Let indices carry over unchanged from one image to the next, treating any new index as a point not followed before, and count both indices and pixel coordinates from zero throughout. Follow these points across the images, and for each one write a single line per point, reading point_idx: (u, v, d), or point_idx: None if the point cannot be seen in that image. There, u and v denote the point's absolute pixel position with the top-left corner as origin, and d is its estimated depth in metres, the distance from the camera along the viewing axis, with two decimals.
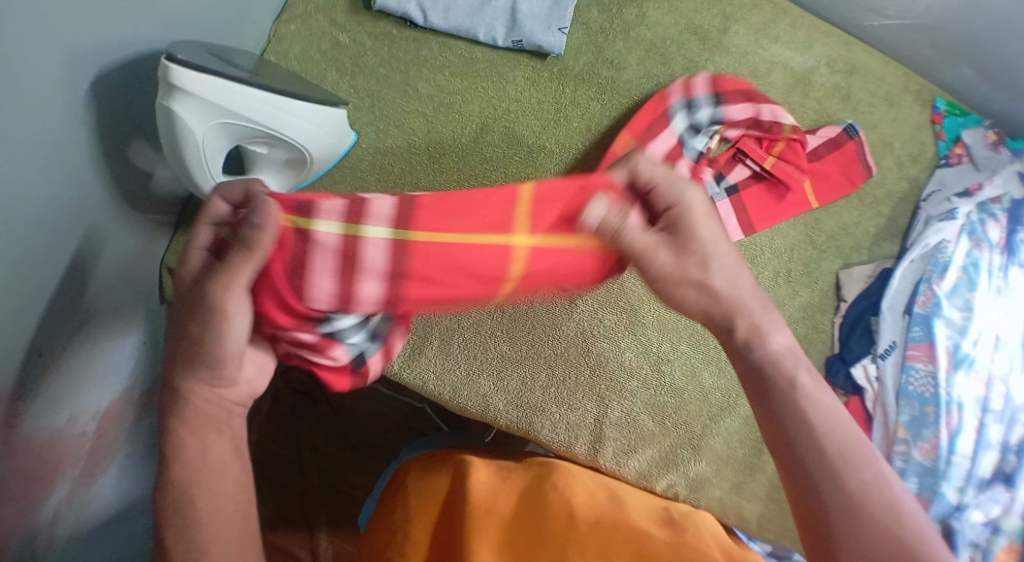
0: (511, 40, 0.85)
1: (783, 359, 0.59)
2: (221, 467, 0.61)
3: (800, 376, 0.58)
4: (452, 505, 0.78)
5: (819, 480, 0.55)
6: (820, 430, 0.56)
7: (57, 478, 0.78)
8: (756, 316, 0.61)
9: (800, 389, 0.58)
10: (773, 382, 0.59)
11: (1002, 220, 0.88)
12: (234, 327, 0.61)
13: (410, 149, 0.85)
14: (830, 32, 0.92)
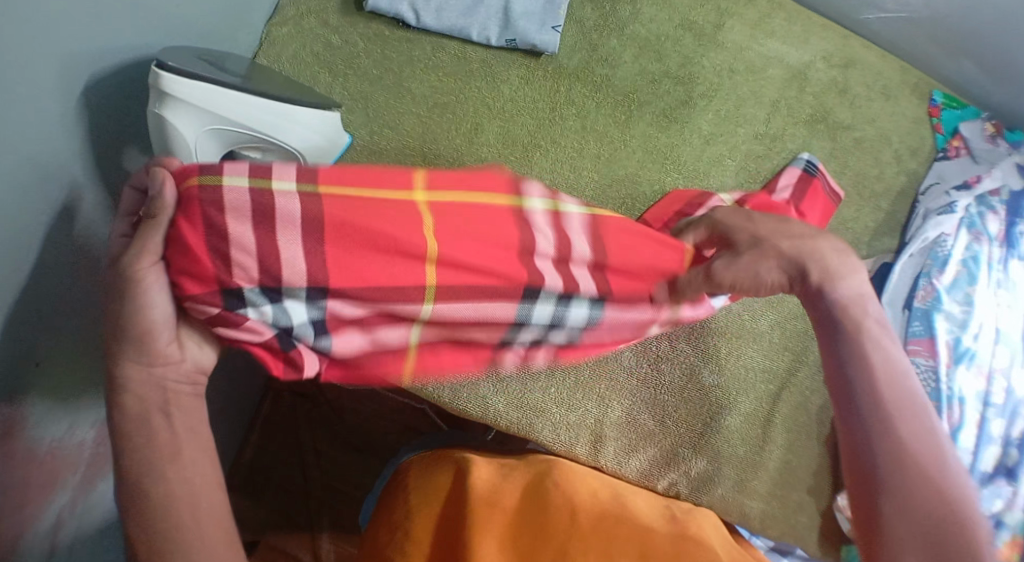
0: (504, 39, 0.85)
1: (853, 307, 0.63)
2: (175, 451, 0.58)
3: (871, 322, 0.62)
4: (454, 504, 0.77)
5: (877, 423, 0.58)
6: (883, 379, 0.59)
7: (55, 486, 0.78)
8: (827, 265, 0.65)
9: (869, 338, 0.61)
10: (841, 323, 0.62)
11: (1001, 212, 0.89)
12: (152, 297, 0.59)
13: (405, 150, 0.84)
14: (826, 26, 0.91)
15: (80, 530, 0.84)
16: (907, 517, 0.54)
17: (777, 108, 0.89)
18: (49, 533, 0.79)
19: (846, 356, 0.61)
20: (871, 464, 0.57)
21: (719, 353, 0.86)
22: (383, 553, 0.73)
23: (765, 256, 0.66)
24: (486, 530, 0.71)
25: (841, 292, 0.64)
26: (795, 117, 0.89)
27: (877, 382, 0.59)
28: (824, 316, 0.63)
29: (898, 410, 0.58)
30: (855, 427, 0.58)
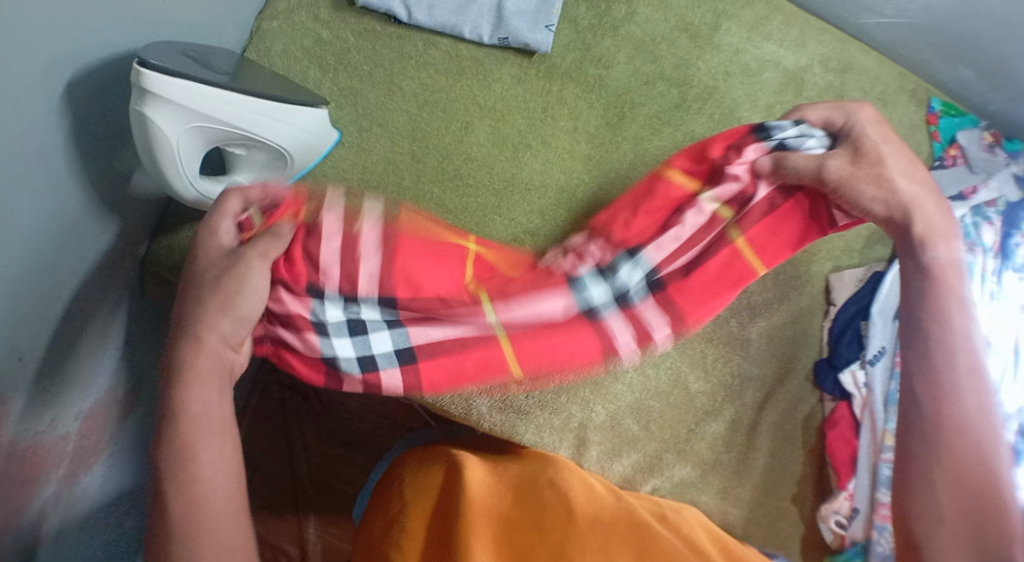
0: (497, 38, 0.84)
1: (946, 269, 0.71)
2: (215, 430, 0.64)
3: (957, 286, 0.71)
4: (447, 500, 0.77)
5: (949, 408, 0.67)
6: (956, 352, 0.68)
7: (41, 480, 0.78)
8: (934, 230, 0.71)
9: (953, 299, 0.70)
10: (937, 283, 0.70)
11: (996, 223, 0.89)
12: (249, 296, 0.68)
13: (393, 148, 0.83)
14: (824, 30, 0.90)
15: (65, 521, 0.84)
16: (951, 489, 0.65)
17: (772, 112, 0.88)
18: (33, 524, 0.79)
19: (937, 311, 0.69)
20: (936, 428, 0.67)
21: (706, 359, 0.85)
22: (381, 548, 0.74)
23: (876, 180, 0.72)
24: (479, 528, 0.72)
25: (940, 255, 0.71)
26: None
27: (947, 346, 0.69)
28: (916, 271, 0.71)
29: (961, 394, 0.67)
30: (914, 404, 0.69)
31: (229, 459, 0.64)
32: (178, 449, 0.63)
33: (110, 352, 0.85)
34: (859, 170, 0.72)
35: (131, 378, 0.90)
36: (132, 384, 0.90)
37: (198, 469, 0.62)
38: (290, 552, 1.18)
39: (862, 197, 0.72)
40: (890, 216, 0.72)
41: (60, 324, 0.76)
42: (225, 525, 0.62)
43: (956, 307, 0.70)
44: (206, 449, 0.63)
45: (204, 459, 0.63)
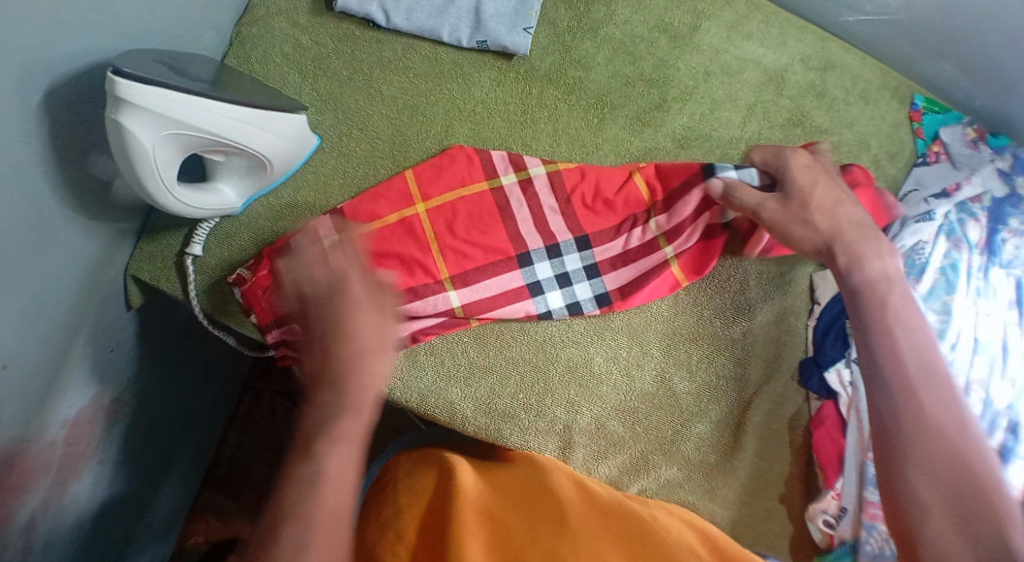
0: (475, 41, 0.84)
1: (878, 284, 0.71)
2: (341, 475, 0.64)
3: (894, 297, 0.70)
4: (440, 501, 0.74)
5: (901, 405, 0.65)
6: (907, 349, 0.67)
7: (28, 487, 0.77)
8: (857, 246, 0.73)
9: (892, 319, 0.69)
10: (867, 301, 0.70)
11: (982, 219, 0.89)
12: (375, 366, 0.70)
13: (374, 152, 0.83)
14: (804, 28, 0.90)
15: (54, 530, 0.83)
16: (929, 478, 0.61)
17: (752, 111, 0.88)
18: (21, 533, 0.77)
19: (888, 319, 0.69)
20: (897, 425, 0.64)
21: (690, 360, 0.85)
22: (371, 548, 0.70)
23: (805, 224, 0.75)
24: (472, 526, 0.69)
25: (870, 272, 0.72)
26: (768, 121, 0.88)
27: (906, 347, 0.67)
28: (857, 284, 0.72)
29: (921, 385, 0.65)
30: (882, 406, 0.66)
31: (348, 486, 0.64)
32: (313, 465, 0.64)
33: (94, 359, 0.84)
34: (793, 213, 0.75)
35: (118, 385, 0.89)
36: (119, 392, 0.89)
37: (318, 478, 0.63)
38: None
39: (789, 234, 0.75)
40: (820, 250, 0.74)
41: (41, 331, 0.75)
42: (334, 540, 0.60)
43: (900, 330, 0.68)
44: (329, 465, 0.64)
45: (332, 476, 0.63)
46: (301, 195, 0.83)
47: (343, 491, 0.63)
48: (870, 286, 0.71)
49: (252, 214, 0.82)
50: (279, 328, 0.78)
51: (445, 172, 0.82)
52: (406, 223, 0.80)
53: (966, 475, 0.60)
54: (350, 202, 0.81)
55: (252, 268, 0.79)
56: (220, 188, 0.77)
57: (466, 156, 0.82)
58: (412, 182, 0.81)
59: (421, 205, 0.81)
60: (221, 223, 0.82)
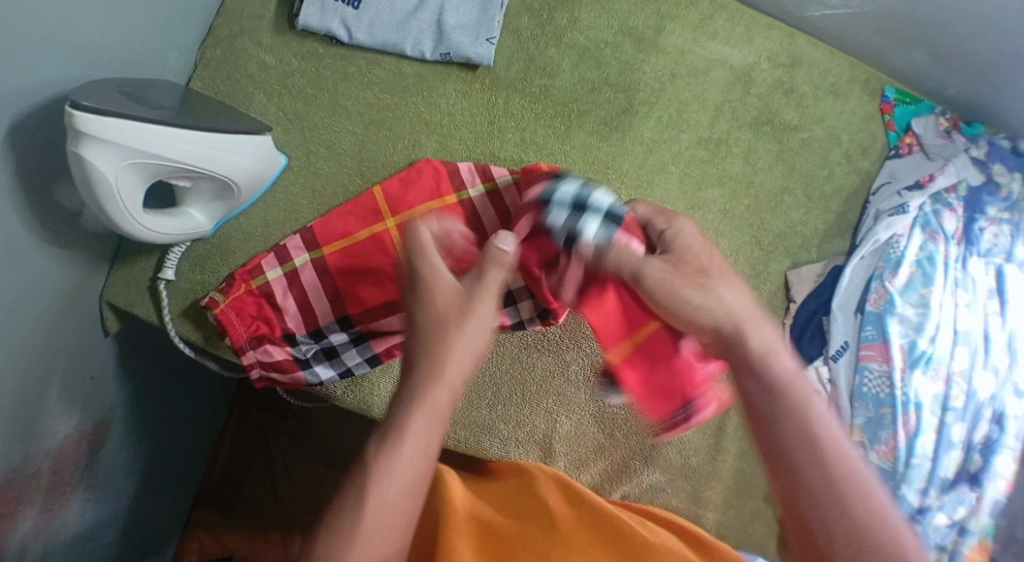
0: (438, 53, 0.83)
1: (795, 385, 0.55)
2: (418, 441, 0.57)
3: (813, 401, 0.55)
4: (426, 514, 0.73)
5: (823, 520, 0.51)
6: (819, 461, 0.52)
7: (13, 517, 0.77)
8: (765, 336, 0.57)
9: (807, 417, 0.54)
10: (781, 403, 0.54)
11: (958, 209, 0.89)
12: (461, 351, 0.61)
13: (342, 169, 0.83)
14: (770, 25, 0.89)
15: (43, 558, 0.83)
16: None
17: (721, 112, 0.88)
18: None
19: (789, 431, 0.53)
20: (822, 533, 0.51)
21: None
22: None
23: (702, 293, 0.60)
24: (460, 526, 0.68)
25: (781, 370, 0.56)
26: (736, 120, 0.88)
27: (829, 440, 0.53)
28: (762, 392, 0.55)
29: (852, 498, 0.51)
30: (802, 488, 0.52)
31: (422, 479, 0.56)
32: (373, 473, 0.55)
33: (74, 387, 0.84)
34: (680, 269, 0.61)
35: (100, 410, 0.89)
36: (102, 417, 0.90)
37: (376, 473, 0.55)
38: None
39: (684, 300, 0.60)
40: (725, 342, 0.59)
41: (18, 362, 0.75)
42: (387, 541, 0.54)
43: (813, 425, 0.54)
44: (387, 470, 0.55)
45: (402, 466, 0.55)
46: (271, 215, 0.83)
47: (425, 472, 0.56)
48: (778, 392, 0.55)
49: (223, 237, 0.82)
50: (254, 348, 0.78)
51: (414, 187, 0.82)
52: (377, 240, 0.81)
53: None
54: (319, 220, 0.81)
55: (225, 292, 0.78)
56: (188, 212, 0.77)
57: (435, 170, 0.82)
58: (381, 197, 0.81)
59: (391, 221, 0.81)
60: (192, 246, 0.82)
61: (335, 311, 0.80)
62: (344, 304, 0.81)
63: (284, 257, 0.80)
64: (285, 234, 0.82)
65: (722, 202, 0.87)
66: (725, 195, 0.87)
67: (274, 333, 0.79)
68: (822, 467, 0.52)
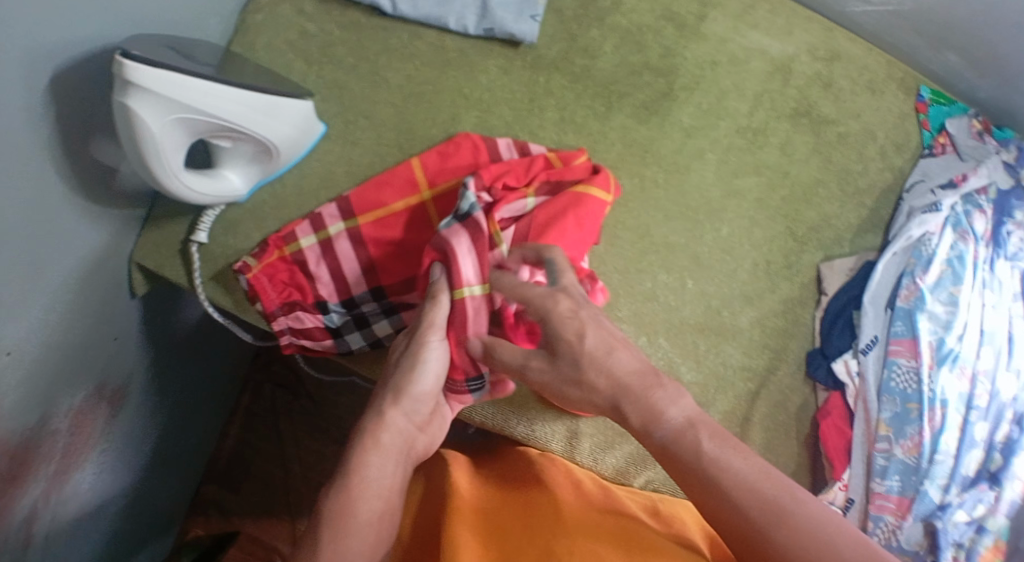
0: (482, 28, 0.83)
1: (686, 432, 0.59)
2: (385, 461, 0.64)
3: (705, 445, 0.58)
4: (429, 509, 0.74)
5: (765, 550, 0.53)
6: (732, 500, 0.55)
7: (31, 476, 0.76)
8: (644, 395, 0.61)
9: (708, 461, 0.57)
10: (679, 457, 0.59)
11: (988, 212, 0.88)
12: (429, 363, 0.68)
13: (380, 140, 0.83)
14: (811, 18, 0.90)
15: (55, 521, 0.82)
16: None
17: (759, 101, 0.88)
18: (22, 521, 0.76)
19: (692, 492, 0.58)
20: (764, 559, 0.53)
21: (698, 349, 0.85)
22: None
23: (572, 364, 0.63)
24: (464, 527, 0.67)
25: (669, 425, 0.60)
26: (772, 111, 0.89)
27: (738, 483, 0.56)
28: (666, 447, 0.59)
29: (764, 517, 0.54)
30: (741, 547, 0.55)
31: (386, 500, 0.63)
32: (332, 518, 0.60)
33: (99, 349, 0.83)
34: (560, 371, 0.64)
35: (121, 375, 0.88)
36: (121, 382, 0.88)
37: (334, 510, 0.61)
38: (282, 552, 1.15)
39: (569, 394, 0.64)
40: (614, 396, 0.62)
41: (45, 318, 0.74)
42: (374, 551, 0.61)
43: (717, 467, 0.57)
44: (353, 503, 0.61)
45: (360, 511, 0.61)
46: (306, 182, 0.82)
47: (379, 497, 0.62)
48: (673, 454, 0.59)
49: (257, 202, 0.81)
50: (284, 314, 0.77)
51: (454, 160, 0.81)
52: (412, 212, 0.80)
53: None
54: (355, 189, 0.81)
55: (258, 257, 0.78)
56: (225, 174, 0.77)
57: (474, 144, 0.81)
58: (419, 169, 0.81)
59: (427, 193, 0.81)
60: (226, 210, 0.81)
61: (367, 282, 0.80)
62: (377, 275, 0.80)
63: (317, 225, 0.80)
64: (320, 202, 0.82)
65: (758, 191, 0.88)
66: (762, 185, 0.89)
67: (306, 300, 0.78)
68: (724, 511, 0.55)
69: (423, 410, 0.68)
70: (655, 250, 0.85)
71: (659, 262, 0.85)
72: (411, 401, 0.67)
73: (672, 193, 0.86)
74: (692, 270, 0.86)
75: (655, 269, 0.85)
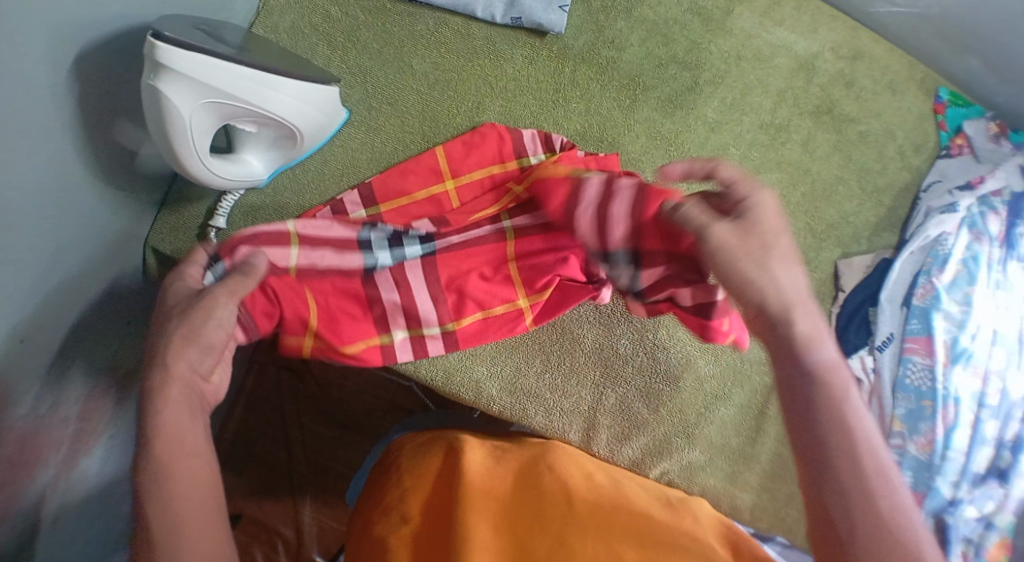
0: (509, 17, 0.83)
1: (836, 371, 0.56)
2: (180, 409, 0.56)
3: (852, 392, 0.56)
4: (445, 488, 0.73)
5: (828, 493, 0.52)
6: (827, 433, 0.54)
7: (41, 461, 0.75)
8: (807, 325, 0.58)
9: (846, 403, 0.55)
10: (819, 386, 0.56)
11: (1002, 213, 0.88)
12: (218, 320, 0.61)
13: (404, 127, 0.83)
14: (834, 16, 0.90)
15: (63, 508, 0.81)
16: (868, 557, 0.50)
17: (783, 98, 0.89)
18: (30, 509, 0.75)
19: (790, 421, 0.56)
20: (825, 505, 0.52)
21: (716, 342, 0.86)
22: (377, 537, 0.69)
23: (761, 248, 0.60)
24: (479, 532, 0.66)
25: (822, 355, 0.57)
26: (795, 108, 0.89)
27: (839, 423, 0.54)
28: (797, 382, 0.57)
29: (845, 460, 0.53)
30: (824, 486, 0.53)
31: (197, 454, 0.55)
32: (155, 494, 0.52)
33: (112, 333, 0.82)
34: (745, 246, 0.60)
35: (132, 359, 0.87)
36: (131, 366, 0.87)
37: (166, 483, 0.53)
38: (285, 534, 1.12)
39: (751, 281, 0.60)
40: (780, 310, 0.59)
41: (59, 301, 0.73)
42: (199, 515, 0.52)
43: (850, 410, 0.55)
44: (172, 475, 0.53)
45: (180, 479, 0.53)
46: (328, 168, 0.82)
47: (201, 457, 0.55)
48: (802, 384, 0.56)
49: (278, 186, 0.81)
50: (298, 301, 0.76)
51: (482, 150, 0.81)
52: (436, 202, 0.80)
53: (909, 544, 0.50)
54: (378, 174, 0.81)
55: None
56: (249, 160, 0.76)
57: (499, 133, 0.82)
58: (441, 156, 0.81)
59: (450, 182, 0.81)
60: (246, 195, 0.80)
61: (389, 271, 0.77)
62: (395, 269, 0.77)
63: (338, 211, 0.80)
64: (343, 189, 0.81)
65: (779, 187, 0.89)
66: (783, 180, 0.89)
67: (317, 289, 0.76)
68: (807, 431, 0.55)
69: (204, 356, 0.60)
70: None
71: None
72: (197, 342, 0.60)
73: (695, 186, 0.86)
74: None
75: None
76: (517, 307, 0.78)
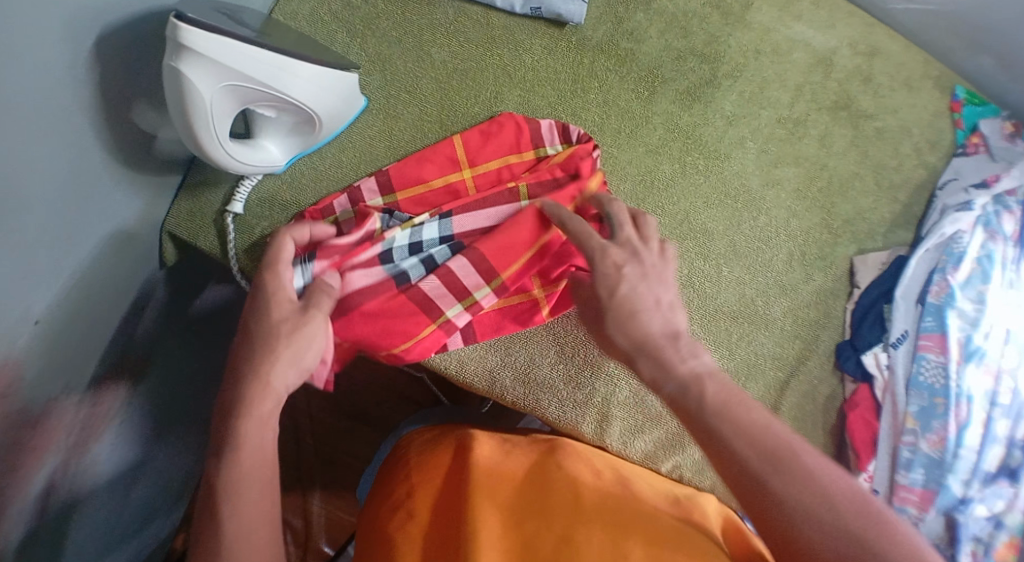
0: (529, 7, 0.84)
1: (705, 384, 0.63)
2: (262, 420, 0.62)
3: (721, 395, 0.62)
4: (455, 485, 0.73)
5: (767, 498, 0.56)
6: (737, 440, 0.59)
7: (53, 444, 0.75)
8: (674, 349, 0.66)
9: (726, 410, 0.61)
10: (697, 405, 0.62)
11: (1016, 213, 0.88)
12: (312, 345, 0.67)
13: (421, 116, 0.83)
14: (852, 12, 0.90)
15: (73, 493, 0.81)
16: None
17: (800, 93, 0.89)
18: (42, 492, 0.75)
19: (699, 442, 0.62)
20: (764, 509, 0.57)
21: (730, 339, 0.85)
22: (386, 533, 0.68)
23: (614, 271, 0.67)
24: (489, 529, 0.65)
25: (692, 369, 0.64)
26: (812, 103, 0.89)
27: (747, 432, 0.60)
28: (680, 393, 0.64)
29: (770, 470, 0.57)
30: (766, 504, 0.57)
31: (270, 471, 0.61)
32: (229, 492, 0.59)
33: (125, 317, 0.82)
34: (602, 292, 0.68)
35: (146, 344, 0.87)
36: (145, 351, 0.88)
37: (234, 490, 0.59)
38: (294, 522, 1.12)
39: (618, 322, 0.67)
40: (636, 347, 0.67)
41: (75, 283, 0.73)
42: (261, 525, 0.59)
43: (737, 412, 0.61)
44: (244, 484, 0.59)
45: (250, 487, 0.59)
46: (345, 156, 0.82)
47: (268, 468, 0.61)
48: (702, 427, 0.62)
49: (296, 173, 0.81)
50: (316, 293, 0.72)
51: (500, 137, 0.81)
52: (451, 188, 0.80)
53: (853, 540, 0.54)
54: (395, 161, 0.81)
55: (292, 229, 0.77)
56: (266, 145, 0.76)
57: (517, 121, 0.81)
58: (458, 143, 0.80)
59: (468, 170, 0.80)
60: (263, 180, 0.81)
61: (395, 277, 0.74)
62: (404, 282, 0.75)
63: (356, 198, 0.79)
64: (359, 176, 0.81)
65: (796, 182, 0.89)
66: (800, 175, 0.89)
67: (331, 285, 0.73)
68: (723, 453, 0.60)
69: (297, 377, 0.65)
70: (693, 236, 0.85)
71: (696, 250, 0.85)
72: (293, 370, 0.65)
73: (711, 179, 0.86)
74: (728, 258, 0.86)
75: (691, 256, 0.85)
76: (533, 299, 0.79)
